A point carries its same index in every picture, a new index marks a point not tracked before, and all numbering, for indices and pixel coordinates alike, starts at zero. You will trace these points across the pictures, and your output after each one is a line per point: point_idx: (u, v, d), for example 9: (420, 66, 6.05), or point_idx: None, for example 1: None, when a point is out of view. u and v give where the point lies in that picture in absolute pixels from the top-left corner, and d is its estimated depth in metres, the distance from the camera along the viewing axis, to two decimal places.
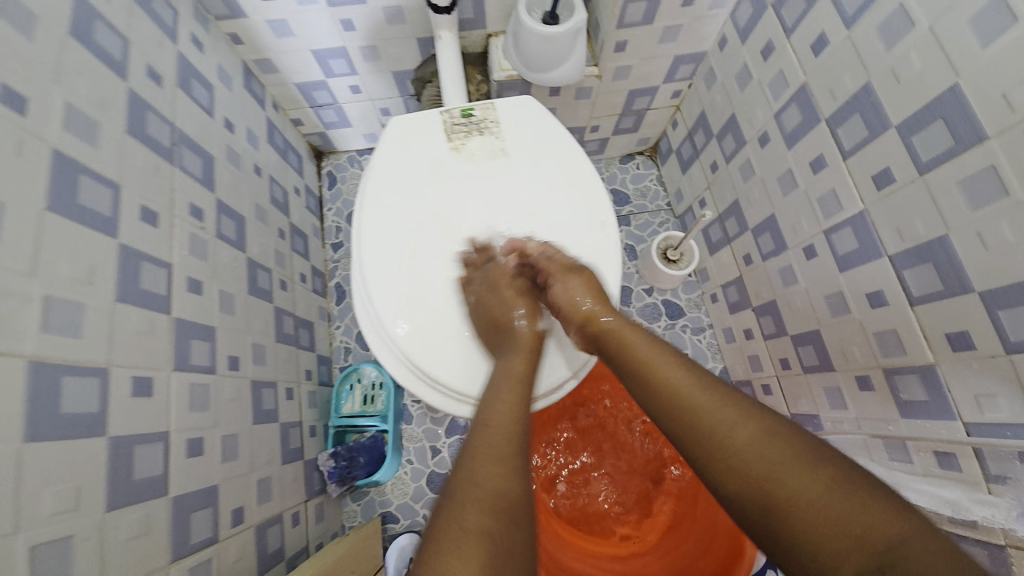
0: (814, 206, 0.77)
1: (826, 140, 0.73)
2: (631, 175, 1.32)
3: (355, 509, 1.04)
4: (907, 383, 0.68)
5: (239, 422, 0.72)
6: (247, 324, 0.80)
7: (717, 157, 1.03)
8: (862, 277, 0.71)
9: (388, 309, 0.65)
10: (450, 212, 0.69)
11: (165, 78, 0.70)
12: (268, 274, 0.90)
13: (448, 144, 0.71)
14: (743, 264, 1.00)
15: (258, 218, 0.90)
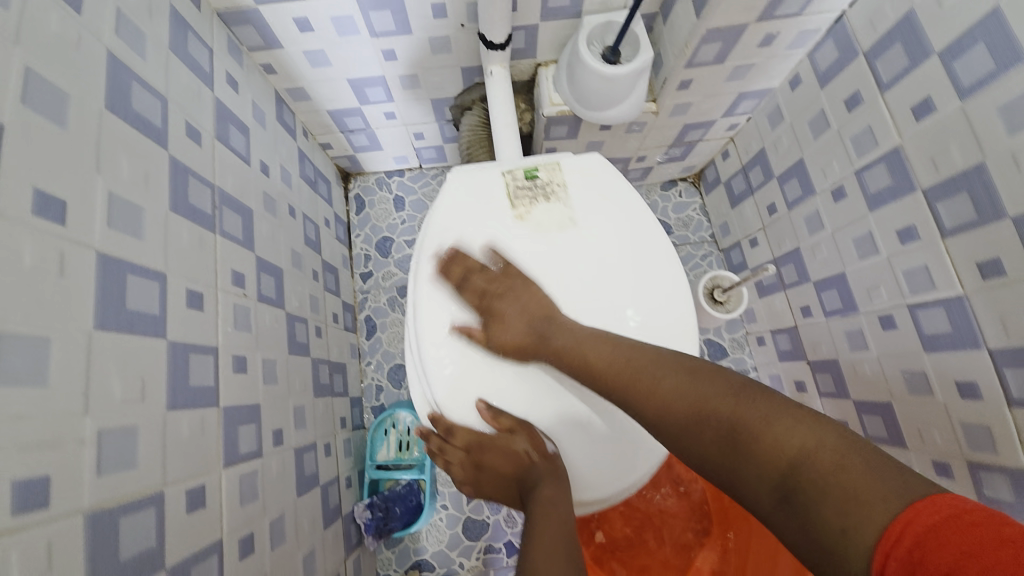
0: (899, 279, 0.72)
1: (920, 212, 0.67)
2: (672, 204, 1.26)
3: (389, 557, 1.02)
4: (994, 481, 0.64)
5: (287, 500, 0.69)
6: (288, 388, 0.75)
7: (776, 201, 0.97)
8: (953, 362, 0.66)
9: (450, 396, 0.60)
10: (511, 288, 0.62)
11: (203, 133, 0.63)
12: (303, 326, 0.85)
13: (513, 211, 0.65)
14: (800, 315, 0.96)
15: (292, 266, 0.85)
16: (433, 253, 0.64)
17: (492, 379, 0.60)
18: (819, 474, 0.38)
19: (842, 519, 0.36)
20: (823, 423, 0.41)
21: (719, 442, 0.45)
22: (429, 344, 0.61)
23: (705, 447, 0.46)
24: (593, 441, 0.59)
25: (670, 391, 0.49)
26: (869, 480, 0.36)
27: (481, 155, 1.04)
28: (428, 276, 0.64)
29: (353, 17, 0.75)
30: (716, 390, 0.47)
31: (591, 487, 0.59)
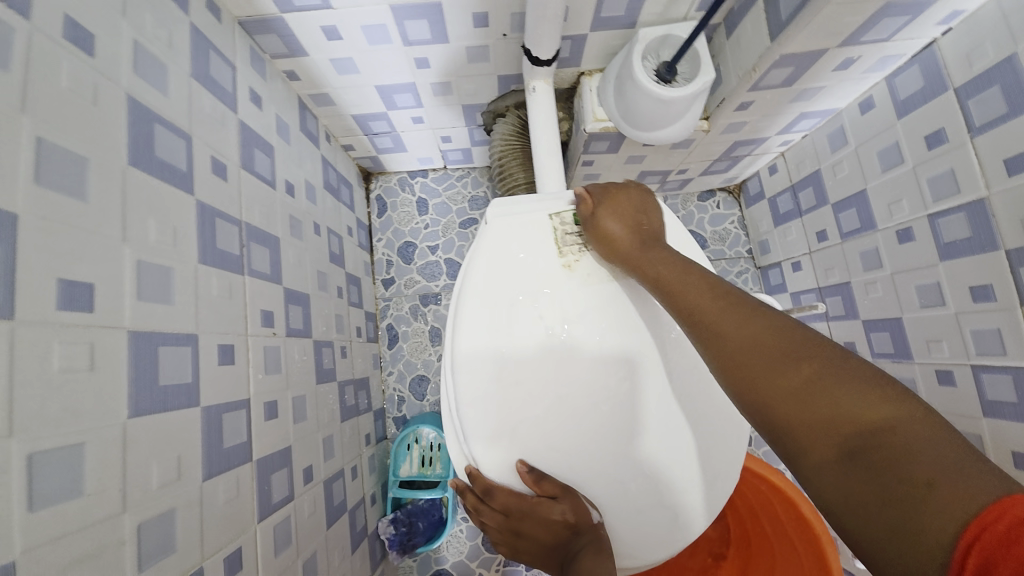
0: (964, 336, 0.67)
1: (997, 271, 0.61)
2: (709, 216, 1.20)
3: (410, 565, 1.03)
4: None
5: (316, 538, 0.68)
6: (317, 421, 0.74)
7: (827, 227, 0.92)
8: (1013, 432, 0.62)
9: (489, 457, 0.57)
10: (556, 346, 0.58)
11: (228, 165, 0.60)
12: (330, 350, 0.83)
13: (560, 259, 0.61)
14: (843, 350, 0.92)
15: (319, 288, 0.82)
16: (474, 298, 0.60)
17: (534, 440, 0.57)
18: (909, 440, 0.32)
19: (924, 497, 0.30)
20: (863, 368, 0.37)
21: (789, 410, 0.38)
22: (469, 399, 0.58)
23: (773, 410, 0.39)
24: (637, 508, 0.56)
25: (733, 333, 0.42)
26: (947, 455, 0.31)
27: (514, 165, 0.98)
28: (467, 323, 0.59)
29: (386, 26, 0.69)
30: (777, 339, 0.40)
31: (631, 553, 0.57)
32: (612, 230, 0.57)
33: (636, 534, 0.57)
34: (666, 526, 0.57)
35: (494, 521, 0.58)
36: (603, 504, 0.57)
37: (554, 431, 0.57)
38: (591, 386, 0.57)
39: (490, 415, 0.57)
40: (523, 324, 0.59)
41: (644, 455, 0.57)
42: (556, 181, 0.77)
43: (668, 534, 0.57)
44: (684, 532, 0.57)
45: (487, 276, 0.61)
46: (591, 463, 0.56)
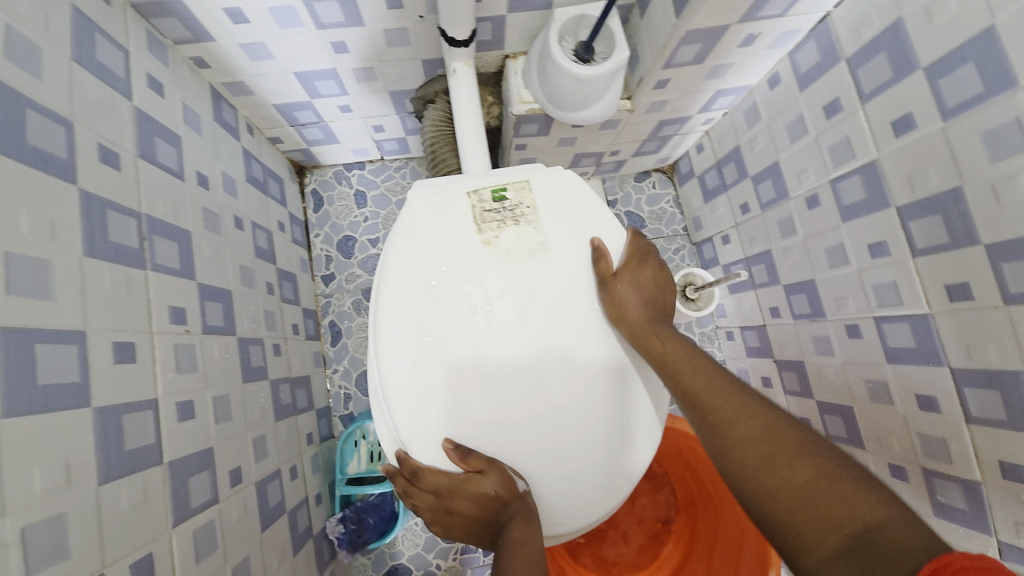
0: (867, 292, 0.72)
1: (892, 229, 0.66)
2: (646, 197, 1.23)
3: (365, 563, 1.02)
4: (946, 488, 0.66)
5: (250, 539, 0.66)
6: (245, 421, 0.71)
7: (749, 200, 0.96)
8: (913, 376, 0.67)
9: (418, 440, 0.57)
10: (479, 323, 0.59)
11: (124, 154, 0.57)
12: (260, 347, 0.80)
13: (479, 236, 0.61)
14: (769, 316, 0.97)
15: (244, 283, 0.79)
16: (395, 282, 0.60)
17: (462, 419, 0.57)
18: (889, 543, 0.37)
19: None
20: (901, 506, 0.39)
21: (792, 507, 0.42)
22: (395, 384, 0.58)
23: (771, 496, 0.44)
24: (567, 476, 0.58)
25: (739, 427, 0.48)
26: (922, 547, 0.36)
27: (445, 151, 0.98)
28: (390, 308, 0.59)
29: (295, 9, 0.67)
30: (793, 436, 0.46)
31: (564, 521, 0.58)
32: (624, 296, 0.59)
33: (568, 501, 0.58)
34: (597, 488, 0.58)
35: (424, 502, 0.57)
36: (530, 475, 0.58)
37: (482, 408, 0.57)
38: (515, 361, 0.59)
39: (417, 396, 0.57)
40: (445, 305, 0.59)
41: (570, 424, 0.58)
42: (483, 165, 0.76)
43: (599, 497, 0.58)
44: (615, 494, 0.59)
45: (407, 259, 0.60)
46: (521, 435, 0.58)
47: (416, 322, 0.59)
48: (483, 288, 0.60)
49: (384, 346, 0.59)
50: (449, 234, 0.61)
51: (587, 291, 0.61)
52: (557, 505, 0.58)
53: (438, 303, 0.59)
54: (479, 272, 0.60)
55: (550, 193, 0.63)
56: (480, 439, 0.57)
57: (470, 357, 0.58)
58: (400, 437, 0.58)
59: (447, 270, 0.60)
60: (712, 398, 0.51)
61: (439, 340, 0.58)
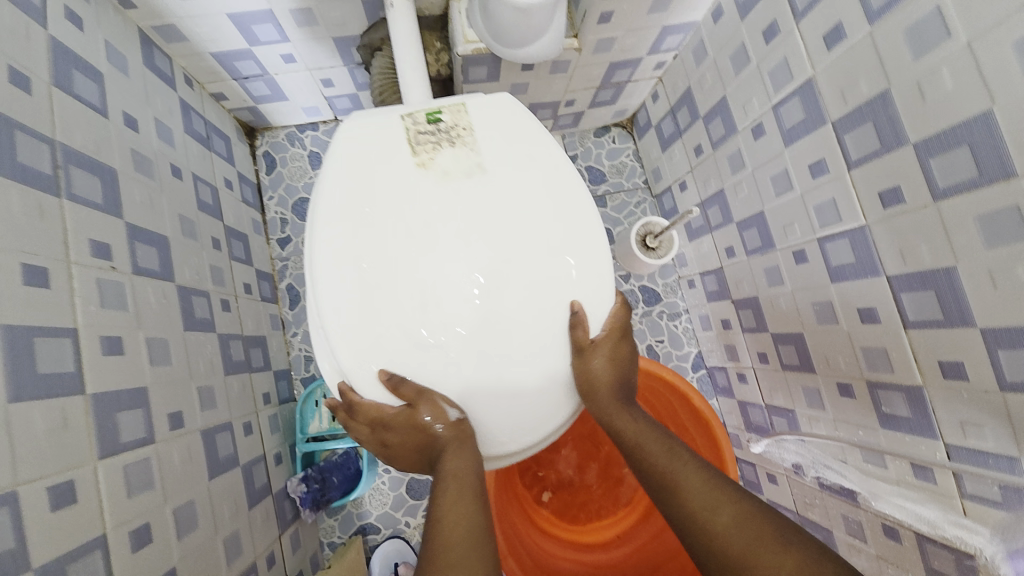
0: (810, 214, 0.73)
1: (829, 145, 0.67)
2: (606, 151, 1.23)
3: (332, 525, 1.00)
4: (890, 398, 0.68)
5: (195, 486, 0.64)
6: (188, 369, 0.69)
7: (701, 142, 0.97)
8: (855, 292, 0.69)
9: (359, 365, 0.56)
10: (418, 246, 0.58)
11: (33, 79, 0.54)
12: (205, 300, 0.78)
13: (414, 159, 0.60)
14: (725, 256, 0.98)
15: (184, 234, 0.77)
16: (330, 209, 0.59)
17: (403, 342, 0.56)
18: None
19: None
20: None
21: None
22: (334, 311, 0.57)
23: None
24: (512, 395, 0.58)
25: (722, 525, 0.48)
26: None
27: (394, 101, 0.96)
28: (325, 236, 0.58)
29: None
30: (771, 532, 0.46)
31: (511, 439, 0.58)
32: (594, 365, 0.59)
33: (516, 419, 0.58)
34: (545, 404, 0.58)
35: (363, 434, 0.58)
36: (476, 396, 0.57)
37: (424, 329, 0.57)
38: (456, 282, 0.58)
39: (356, 322, 0.57)
40: (382, 231, 0.58)
41: (515, 343, 0.58)
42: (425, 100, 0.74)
43: (548, 413, 0.59)
44: (563, 409, 0.59)
45: (341, 186, 0.59)
46: (465, 356, 0.57)
47: (353, 248, 0.58)
48: (420, 211, 0.59)
49: (322, 274, 0.57)
50: (384, 158, 0.60)
51: (528, 210, 0.60)
52: (505, 423, 0.58)
53: (375, 227, 0.58)
54: (416, 194, 0.59)
55: (485, 115, 0.62)
56: (423, 361, 0.56)
57: (411, 280, 0.57)
58: (341, 364, 0.57)
59: (383, 195, 0.59)
60: (692, 490, 0.51)
61: (377, 264, 0.57)
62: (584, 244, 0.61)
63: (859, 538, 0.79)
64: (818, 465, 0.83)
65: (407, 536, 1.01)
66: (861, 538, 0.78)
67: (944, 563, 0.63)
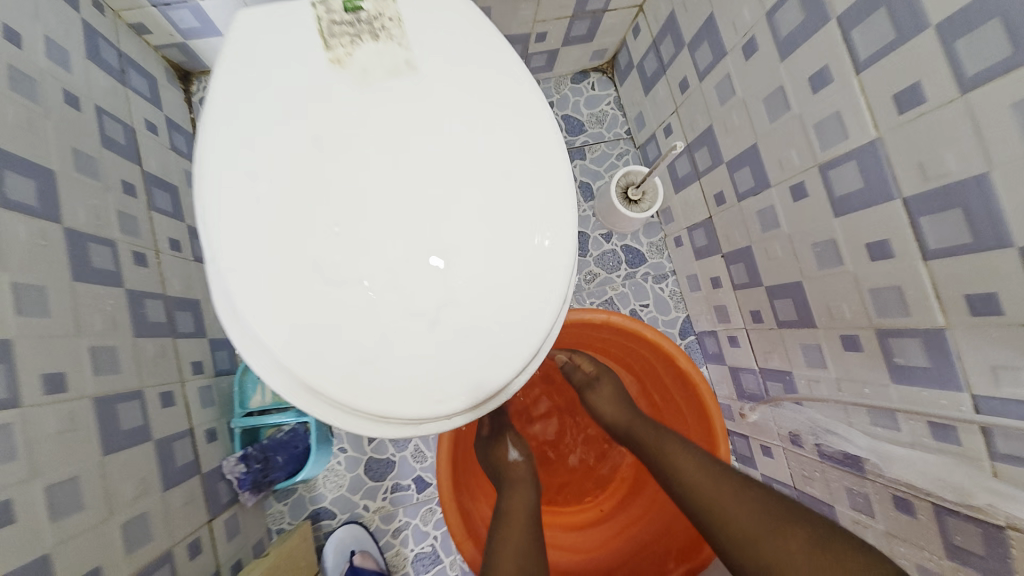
0: (810, 137, 0.63)
1: (833, 47, 0.56)
2: (584, 99, 1.12)
3: (282, 510, 0.90)
4: (903, 347, 0.58)
5: (78, 461, 0.55)
6: (76, 325, 0.58)
7: (687, 74, 0.86)
8: (862, 223, 0.58)
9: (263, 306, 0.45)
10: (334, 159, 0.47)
11: None
12: (108, 250, 0.67)
13: (327, 55, 0.49)
14: (714, 204, 0.87)
15: (81, 172, 0.65)
16: (223, 118, 0.47)
17: (315, 273, 0.46)
18: None
19: None
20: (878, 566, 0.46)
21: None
22: (225, 237, 0.46)
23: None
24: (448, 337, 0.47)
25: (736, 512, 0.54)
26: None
27: None
28: (215, 146, 0.47)
29: None
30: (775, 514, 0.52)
31: (448, 394, 0.47)
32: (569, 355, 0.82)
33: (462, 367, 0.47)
34: (498, 348, 0.48)
35: None
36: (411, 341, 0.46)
37: (343, 259, 0.46)
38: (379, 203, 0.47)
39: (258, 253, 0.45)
40: (288, 141, 0.47)
41: (459, 275, 0.47)
42: None
43: (503, 359, 0.48)
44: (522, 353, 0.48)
45: (235, 90, 0.48)
46: (395, 291, 0.46)
47: (250, 160, 0.47)
48: (335, 119, 0.48)
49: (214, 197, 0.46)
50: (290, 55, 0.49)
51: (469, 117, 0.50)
52: (448, 372, 0.46)
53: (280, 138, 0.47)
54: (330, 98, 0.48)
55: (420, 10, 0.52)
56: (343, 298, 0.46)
57: (323, 200, 0.47)
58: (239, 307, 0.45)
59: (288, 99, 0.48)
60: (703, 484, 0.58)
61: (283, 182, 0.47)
62: (538, 162, 0.51)
63: (866, 512, 0.70)
64: (819, 429, 0.73)
65: (366, 521, 0.91)
66: (867, 512, 0.69)
67: (970, 540, 0.55)
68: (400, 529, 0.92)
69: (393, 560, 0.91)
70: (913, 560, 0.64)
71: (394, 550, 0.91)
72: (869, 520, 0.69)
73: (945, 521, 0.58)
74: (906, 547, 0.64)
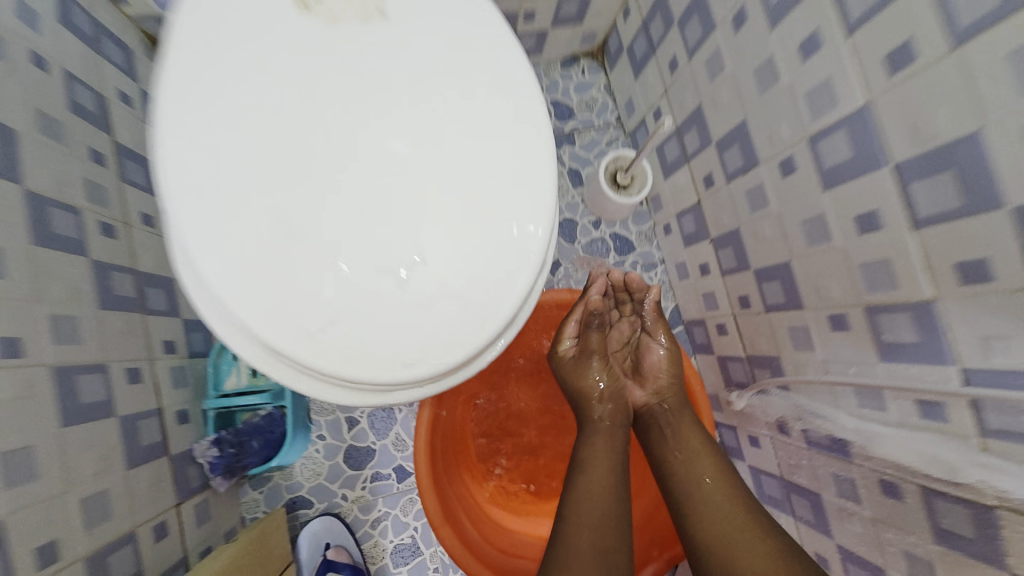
0: (800, 105, 0.60)
1: (820, 13, 0.54)
2: (574, 84, 1.11)
3: (256, 499, 0.87)
4: (892, 323, 0.57)
5: (27, 431, 0.51)
6: (30, 291, 0.55)
7: (675, 54, 0.85)
8: (851, 196, 0.57)
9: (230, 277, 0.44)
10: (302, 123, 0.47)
11: None
12: (71, 217, 0.64)
13: (295, 7, 0.48)
14: (704, 187, 0.86)
15: (42, 134, 0.62)
16: (184, 85, 0.46)
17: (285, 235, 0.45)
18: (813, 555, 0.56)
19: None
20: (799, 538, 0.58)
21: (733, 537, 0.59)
22: (216, 170, 0.45)
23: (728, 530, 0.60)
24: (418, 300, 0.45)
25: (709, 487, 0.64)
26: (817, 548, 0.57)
27: None
28: (178, 111, 0.46)
29: None
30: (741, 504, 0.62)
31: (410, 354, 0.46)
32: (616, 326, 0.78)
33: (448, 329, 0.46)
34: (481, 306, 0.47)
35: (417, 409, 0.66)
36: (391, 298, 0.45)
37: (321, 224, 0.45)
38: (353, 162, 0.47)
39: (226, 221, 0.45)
40: (256, 96, 0.47)
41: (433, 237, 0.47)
42: None
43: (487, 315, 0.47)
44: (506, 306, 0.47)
45: (195, 54, 0.47)
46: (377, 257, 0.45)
47: (251, 88, 0.47)
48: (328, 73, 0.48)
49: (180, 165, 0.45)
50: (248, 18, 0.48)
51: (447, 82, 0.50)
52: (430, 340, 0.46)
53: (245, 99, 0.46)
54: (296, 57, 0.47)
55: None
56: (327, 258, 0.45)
57: (313, 150, 0.46)
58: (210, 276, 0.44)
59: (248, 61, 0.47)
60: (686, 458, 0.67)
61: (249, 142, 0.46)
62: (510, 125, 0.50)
63: (852, 499, 0.68)
64: (807, 413, 0.71)
65: (343, 512, 0.88)
66: (854, 498, 0.68)
67: (958, 523, 0.54)
68: (379, 520, 0.89)
69: (371, 552, 0.88)
70: (900, 545, 0.62)
71: (372, 542, 0.88)
72: (857, 508, 0.67)
73: (937, 504, 0.56)
74: (893, 533, 0.63)
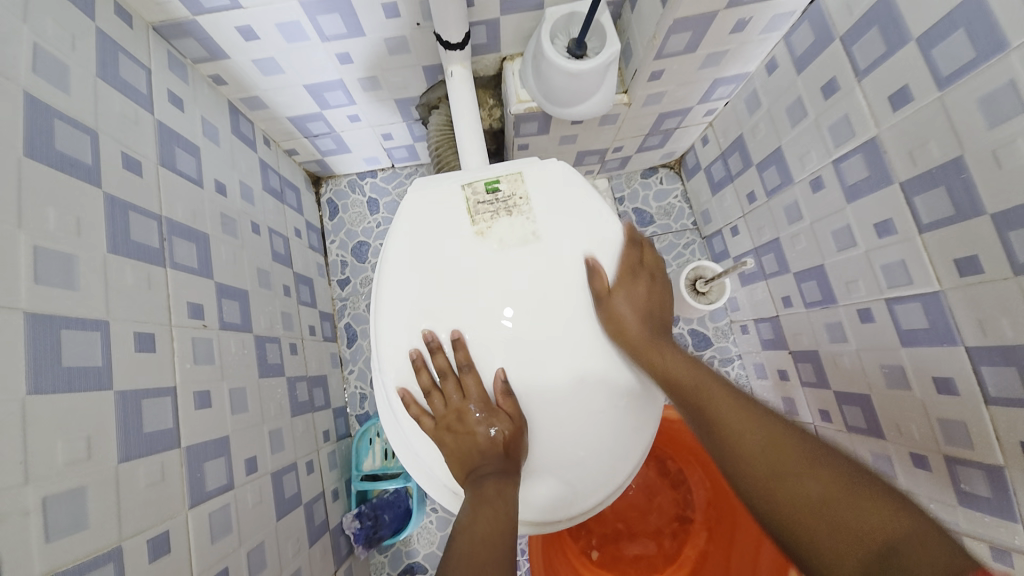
0: (877, 274, 0.70)
1: (897, 206, 0.64)
2: (653, 192, 1.23)
3: (382, 561, 1.03)
4: (970, 476, 0.63)
5: (265, 527, 0.69)
6: (262, 413, 0.74)
7: (754, 188, 0.95)
8: (928, 359, 0.65)
9: (419, 434, 0.60)
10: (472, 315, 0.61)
11: (146, 161, 0.61)
12: (276, 346, 0.84)
13: (472, 227, 0.64)
14: (782, 306, 0.95)
15: (260, 284, 0.83)
16: (391, 282, 0.63)
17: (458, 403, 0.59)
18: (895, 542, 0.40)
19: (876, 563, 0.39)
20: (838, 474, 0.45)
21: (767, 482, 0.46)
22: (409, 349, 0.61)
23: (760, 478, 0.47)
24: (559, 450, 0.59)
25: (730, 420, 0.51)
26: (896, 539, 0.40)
27: (450, 153, 0.99)
28: (387, 308, 0.62)
29: (299, 23, 0.71)
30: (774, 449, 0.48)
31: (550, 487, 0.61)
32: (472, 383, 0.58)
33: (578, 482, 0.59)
34: (604, 464, 0.60)
35: None
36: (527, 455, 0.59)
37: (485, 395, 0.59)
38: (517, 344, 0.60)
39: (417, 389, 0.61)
40: (442, 292, 0.62)
41: (568, 410, 0.59)
42: (479, 157, 0.79)
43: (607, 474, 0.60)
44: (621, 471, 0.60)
45: (400, 258, 0.63)
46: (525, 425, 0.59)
47: (436, 289, 0.62)
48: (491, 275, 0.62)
49: (389, 344, 0.62)
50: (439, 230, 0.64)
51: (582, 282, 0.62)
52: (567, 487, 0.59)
53: (434, 295, 0.62)
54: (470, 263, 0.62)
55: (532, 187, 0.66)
56: None
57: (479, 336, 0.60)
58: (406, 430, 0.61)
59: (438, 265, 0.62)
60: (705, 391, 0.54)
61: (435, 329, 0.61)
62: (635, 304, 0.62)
63: None
64: None
65: None
66: None
67: None
68: None
69: None
70: None
71: None
72: None
73: None
74: None
